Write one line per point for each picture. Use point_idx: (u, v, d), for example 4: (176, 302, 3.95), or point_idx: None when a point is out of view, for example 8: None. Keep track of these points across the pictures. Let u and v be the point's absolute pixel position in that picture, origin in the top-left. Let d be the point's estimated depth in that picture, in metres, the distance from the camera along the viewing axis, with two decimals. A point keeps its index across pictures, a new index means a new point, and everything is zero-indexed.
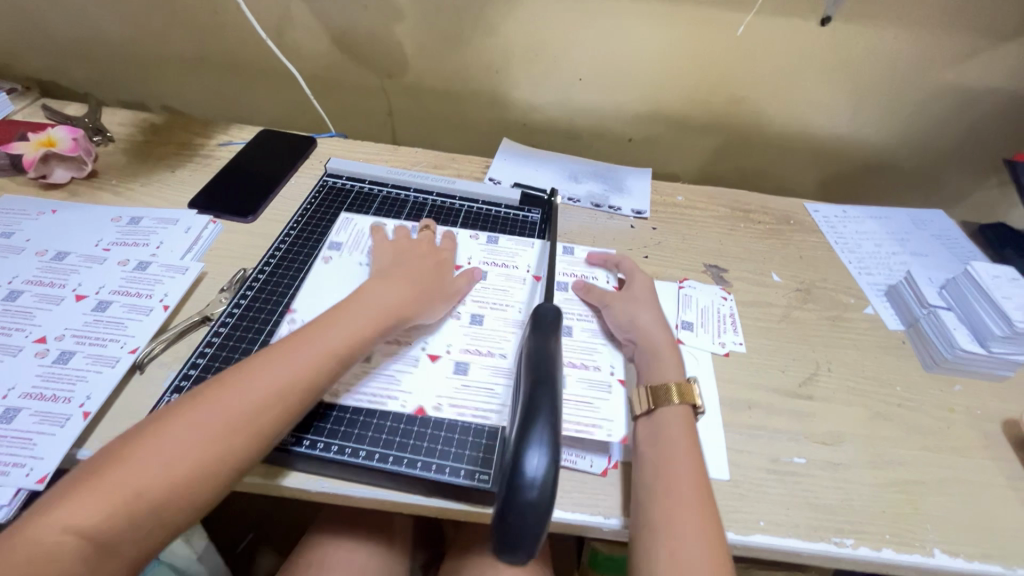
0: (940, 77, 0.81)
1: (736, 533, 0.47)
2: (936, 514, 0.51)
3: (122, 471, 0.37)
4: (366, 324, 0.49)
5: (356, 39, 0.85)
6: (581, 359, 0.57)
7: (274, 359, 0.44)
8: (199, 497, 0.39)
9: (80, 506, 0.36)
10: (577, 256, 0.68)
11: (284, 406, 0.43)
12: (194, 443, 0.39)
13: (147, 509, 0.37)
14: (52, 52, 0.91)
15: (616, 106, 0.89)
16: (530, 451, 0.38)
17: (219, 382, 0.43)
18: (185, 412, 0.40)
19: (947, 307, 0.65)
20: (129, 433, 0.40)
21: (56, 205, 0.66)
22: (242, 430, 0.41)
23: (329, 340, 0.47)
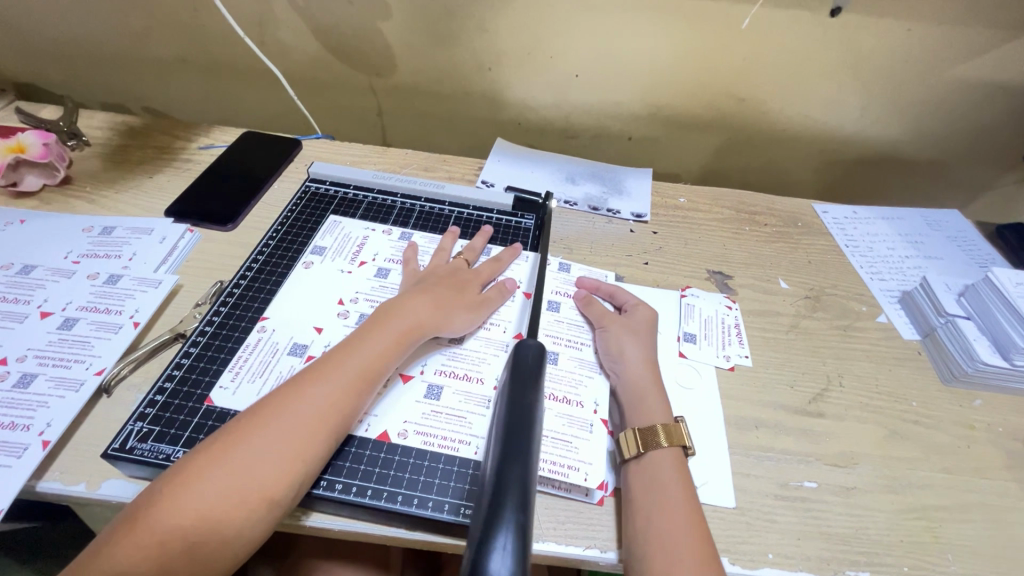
0: (957, 71, 0.77)
1: (743, 568, 0.44)
2: (958, 542, 0.47)
3: (156, 526, 0.36)
4: (389, 349, 0.48)
5: (341, 36, 0.81)
6: (565, 393, 0.52)
7: (299, 396, 0.42)
8: (239, 544, 0.37)
9: (117, 561, 0.35)
10: (571, 274, 0.64)
11: (319, 442, 0.41)
12: (228, 489, 0.37)
13: (186, 560, 0.36)
14: (28, 53, 0.88)
15: (614, 104, 0.85)
16: (494, 543, 0.30)
17: (245, 420, 0.41)
18: (211, 456, 0.39)
19: (966, 316, 0.61)
20: (159, 480, 0.38)
21: (24, 215, 0.63)
22: (278, 473, 0.39)
23: (355, 368, 0.45)
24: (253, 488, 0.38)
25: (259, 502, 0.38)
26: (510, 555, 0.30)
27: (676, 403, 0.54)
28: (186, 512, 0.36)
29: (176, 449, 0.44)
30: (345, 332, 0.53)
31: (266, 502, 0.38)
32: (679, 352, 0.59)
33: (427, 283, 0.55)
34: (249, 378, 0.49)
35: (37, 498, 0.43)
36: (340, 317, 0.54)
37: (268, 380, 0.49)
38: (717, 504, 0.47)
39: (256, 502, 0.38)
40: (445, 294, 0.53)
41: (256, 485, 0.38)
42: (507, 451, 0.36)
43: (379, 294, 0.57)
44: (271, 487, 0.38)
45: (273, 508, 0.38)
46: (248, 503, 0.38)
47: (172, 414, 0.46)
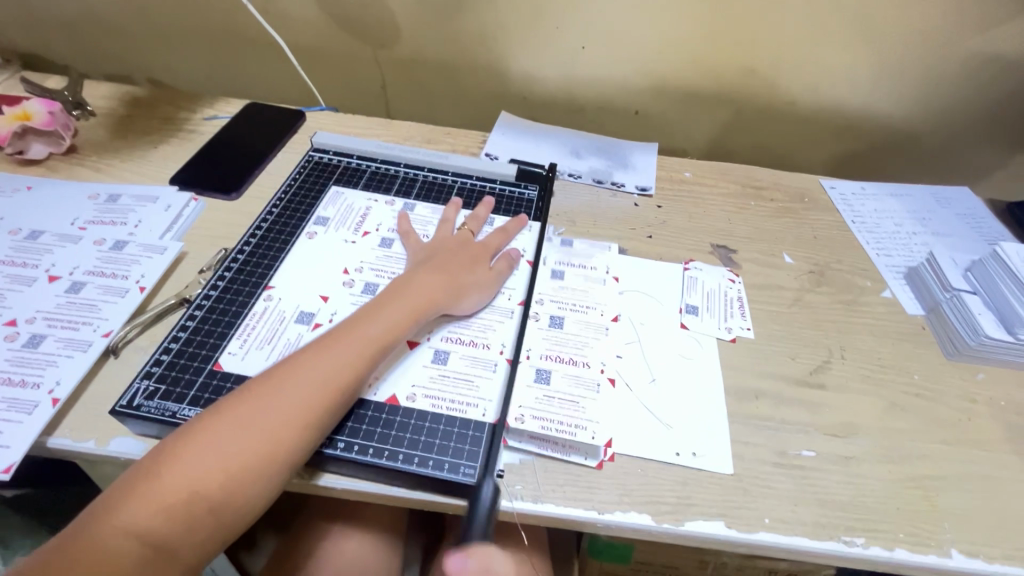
0: (969, 44, 0.75)
1: (739, 531, 0.44)
2: (955, 512, 0.47)
3: (176, 475, 0.37)
4: (401, 318, 0.48)
5: (344, 6, 0.80)
6: (569, 354, 0.53)
7: (312, 359, 0.43)
8: (258, 498, 0.39)
9: (142, 511, 0.36)
10: (574, 250, 0.64)
11: (332, 403, 0.42)
12: (248, 443, 0.39)
13: (209, 513, 0.37)
14: (32, 23, 0.88)
15: (620, 78, 0.84)
16: None
17: (259, 381, 0.42)
18: (227, 414, 0.39)
19: (972, 291, 0.60)
20: (178, 433, 0.39)
21: (32, 182, 0.63)
22: (294, 427, 0.40)
23: (367, 335, 0.46)
24: (269, 444, 0.39)
25: (275, 457, 0.39)
26: None
27: (676, 370, 0.54)
28: (205, 466, 0.37)
29: (182, 407, 0.45)
30: (350, 301, 0.53)
31: (282, 456, 0.39)
32: (680, 323, 0.59)
33: (438, 258, 0.55)
34: (257, 346, 0.49)
35: (47, 454, 0.44)
36: (346, 286, 0.55)
37: (276, 347, 0.49)
38: (715, 470, 0.48)
39: (273, 456, 0.39)
40: (455, 270, 0.54)
41: (272, 439, 0.39)
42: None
43: (384, 264, 0.57)
44: (286, 441, 0.40)
45: (288, 464, 0.39)
46: (265, 458, 0.39)
47: (178, 374, 0.47)
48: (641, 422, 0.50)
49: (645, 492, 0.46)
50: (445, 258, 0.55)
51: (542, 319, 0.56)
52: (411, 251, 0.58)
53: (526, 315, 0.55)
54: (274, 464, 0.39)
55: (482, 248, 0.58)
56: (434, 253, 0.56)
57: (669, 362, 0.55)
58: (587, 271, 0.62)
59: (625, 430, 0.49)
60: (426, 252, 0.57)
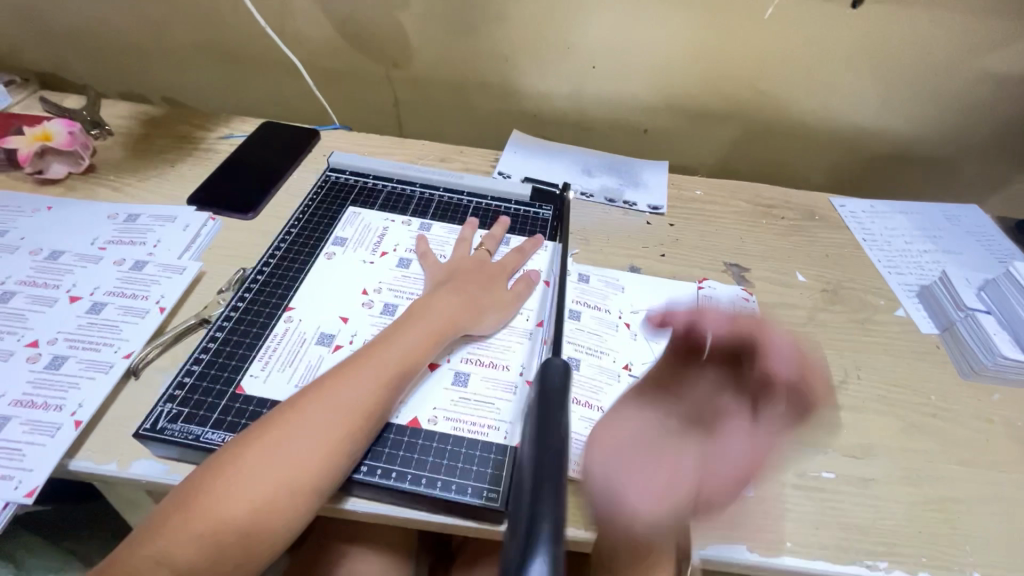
0: (976, 64, 0.76)
1: (761, 555, 0.44)
2: (976, 535, 0.47)
3: (207, 503, 0.37)
4: (423, 341, 0.48)
5: (359, 27, 0.82)
6: (584, 396, 0.54)
7: (338, 384, 0.43)
8: (286, 526, 0.38)
9: (173, 539, 0.36)
10: (592, 286, 0.64)
11: (355, 428, 0.42)
12: (277, 470, 0.39)
13: (238, 542, 0.37)
14: (51, 44, 0.89)
15: (630, 97, 0.85)
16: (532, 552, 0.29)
17: (285, 408, 0.42)
18: (255, 441, 0.40)
19: (986, 310, 0.61)
20: (209, 461, 0.40)
21: (51, 202, 0.64)
22: (321, 454, 0.40)
23: (389, 359, 0.46)
24: (296, 470, 0.39)
25: (301, 485, 0.39)
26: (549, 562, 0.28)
27: (693, 391, 0.55)
28: (233, 494, 0.37)
29: (205, 430, 0.45)
30: (370, 322, 0.53)
31: (311, 483, 0.39)
32: (695, 343, 0.59)
33: (458, 279, 0.55)
34: (279, 368, 0.49)
35: (69, 476, 0.44)
36: (365, 307, 0.55)
37: (297, 369, 0.49)
38: (735, 492, 0.48)
39: (301, 483, 0.39)
40: (475, 292, 0.54)
41: (300, 465, 0.39)
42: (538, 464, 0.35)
43: (402, 284, 0.58)
44: (311, 468, 0.39)
45: (314, 492, 0.39)
46: (291, 485, 0.39)
47: (200, 396, 0.47)
48: None
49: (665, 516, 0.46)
50: (465, 280, 0.55)
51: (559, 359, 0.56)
52: (429, 272, 0.58)
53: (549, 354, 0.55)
54: (300, 492, 0.39)
55: (501, 269, 0.58)
56: (454, 274, 0.56)
57: (685, 383, 0.55)
58: (601, 310, 0.61)
59: None
60: (445, 273, 0.57)
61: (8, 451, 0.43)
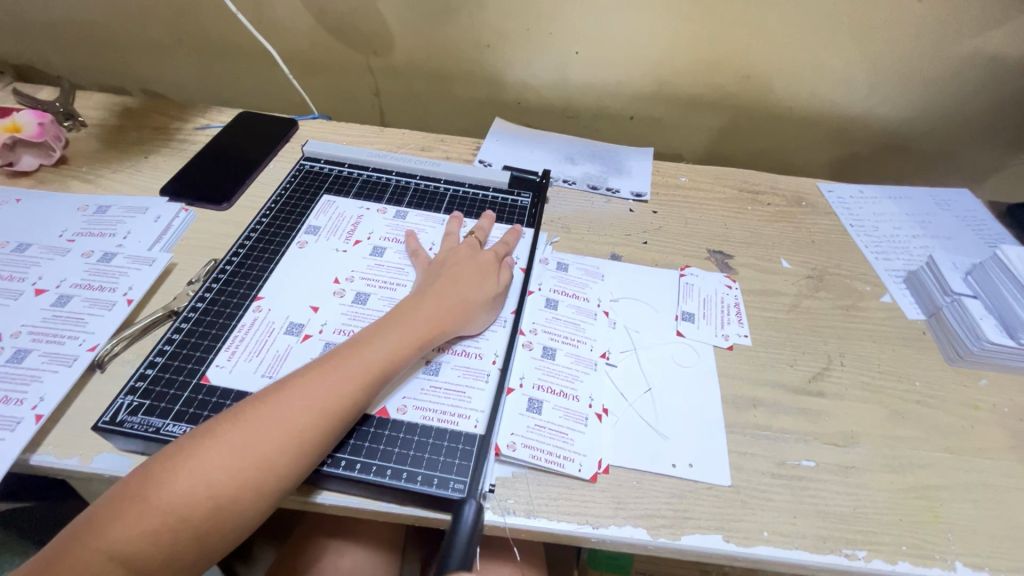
0: (964, 46, 0.75)
1: (736, 545, 0.43)
2: (959, 523, 0.46)
3: (164, 495, 0.36)
4: (406, 340, 0.47)
5: (335, 14, 0.80)
6: (560, 385, 0.51)
7: (313, 381, 0.42)
8: (243, 525, 0.38)
9: (121, 534, 0.35)
10: (571, 274, 0.61)
11: (331, 431, 0.41)
12: (239, 467, 0.38)
13: (191, 538, 0.36)
14: (27, 36, 0.88)
15: (614, 83, 0.84)
16: None
17: (255, 403, 0.40)
18: (221, 434, 0.39)
19: (973, 295, 0.59)
20: (168, 451, 0.38)
21: (21, 194, 0.63)
22: (288, 453, 0.39)
23: (369, 359, 0.45)
24: (262, 468, 0.38)
25: (263, 488, 0.38)
26: None
27: (670, 380, 0.53)
28: (194, 491, 0.36)
29: (166, 422, 0.44)
30: (341, 312, 0.52)
31: (277, 482, 0.39)
32: (676, 331, 0.58)
33: (447, 275, 0.54)
34: (245, 358, 0.48)
35: (29, 471, 0.43)
36: (336, 296, 0.54)
37: (265, 359, 0.48)
38: (711, 482, 0.46)
39: (265, 481, 0.38)
40: (463, 286, 0.53)
41: (265, 463, 0.38)
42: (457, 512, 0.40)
43: (376, 273, 0.57)
44: (276, 469, 0.38)
45: (274, 492, 0.38)
46: (256, 486, 0.38)
47: (163, 388, 0.46)
48: (639, 432, 0.49)
49: (640, 508, 0.44)
50: (455, 275, 0.54)
51: (535, 347, 0.53)
52: (417, 269, 0.56)
53: (517, 341, 0.53)
54: (262, 491, 0.38)
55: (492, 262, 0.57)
56: (443, 268, 0.55)
57: (662, 371, 0.54)
58: (579, 299, 0.59)
59: (621, 446, 0.48)
60: (434, 268, 0.55)
61: None
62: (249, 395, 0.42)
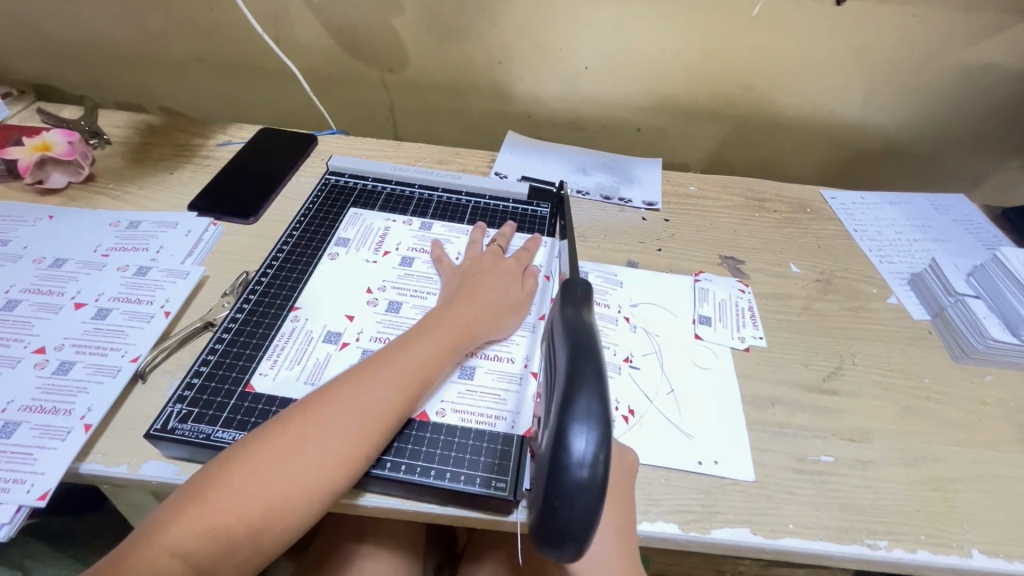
0: (957, 58, 0.79)
1: (764, 537, 0.45)
2: (973, 512, 0.48)
3: (223, 497, 0.38)
4: (441, 347, 0.48)
5: (354, 33, 0.83)
6: None
7: (359, 386, 0.44)
8: (295, 527, 0.39)
9: (182, 534, 0.36)
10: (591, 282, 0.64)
11: (378, 436, 0.42)
12: (294, 471, 0.39)
13: (247, 539, 0.38)
14: (48, 56, 0.90)
15: (623, 96, 0.87)
16: (573, 428, 0.33)
17: (306, 408, 0.42)
18: (275, 439, 0.40)
19: (975, 295, 0.62)
20: (225, 455, 0.40)
21: (53, 211, 0.65)
22: (339, 458, 0.40)
23: (408, 365, 0.46)
24: (315, 471, 0.40)
25: (316, 490, 0.39)
26: (592, 440, 0.33)
27: (693, 382, 0.55)
28: (251, 493, 0.38)
29: (214, 429, 0.45)
30: (376, 320, 0.54)
31: (329, 487, 0.40)
32: (694, 334, 0.60)
33: (476, 282, 0.56)
34: (287, 366, 0.50)
35: (79, 480, 0.45)
36: (370, 304, 0.56)
37: (306, 367, 0.50)
38: (737, 478, 0.48)
39: (318, 485, 0.40)
40: (493, 294, 0.55)
41: (319, 467, 0.40)
42: (564, 472, 0.32)
43: (406, 282, 0.59)
44: (328, 472, 0.40)
45: (328, 494, 0.40)
46: (308, 489, 0.39)
47: (208, 397, 0.47)
48: (665, 431, 0.51)
49: (671, 504, 0.46)
50: (483, 282, 0.56)
51: None
52: (445, 277, 0.58)
53: None
54: (314, 494, 0.39)
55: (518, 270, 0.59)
56: (471, 276, 0.57)
57: (684, 374, 0.56)
58: (601, 305, 0.61)
59: (649, 444, 0.50)
60: (462, 276, 0.57)
61: (20, 454, 0.43)
62: (298, 401, 0.44)
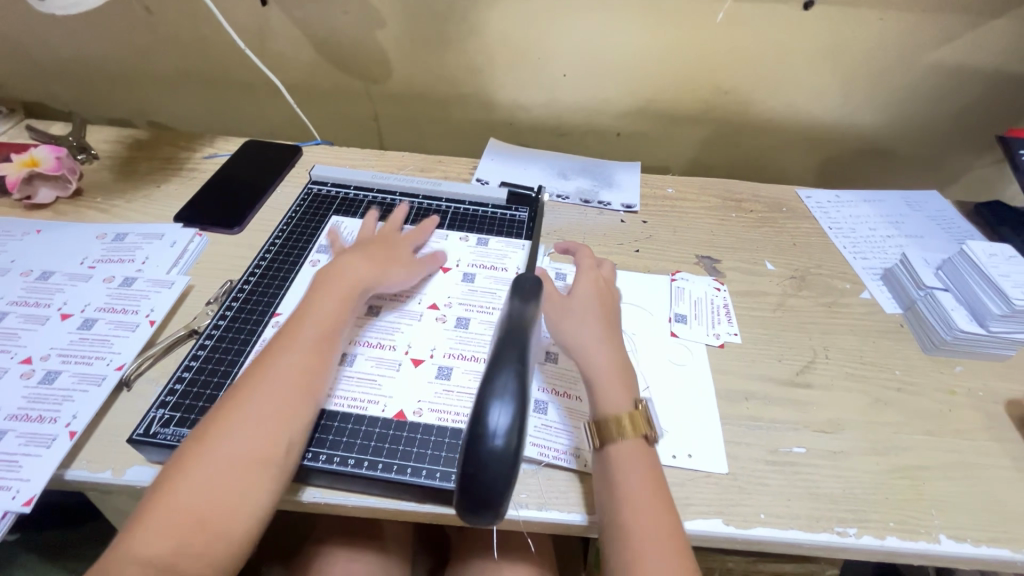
0: (924, 59, 0.81)
1: (736, 527, 0.46)
2: (942, 499, 0.49)
3: (177, 493, 0.39)
4: (338, 308, 0.51)
5: (337, 45, 0.85)
6: (562, 386, 0.54)
7: (270, 362, 0.46)
8: (254, 512, 0.40)
9: (145, 534, 0.37)
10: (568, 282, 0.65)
11: (302, 399, 0.45)
12: (234, 455, 0.41)
13: (208, 530, 0.38)
14: (37, 75, 0.92)
15: (602, 102, 0.89)
16: (491, 403, 0.36)
17: (232, 396, 0.44)
18: (213, 429, 0.42)
19: (943, 288, 0.64)
20: (177, 456, 0.41)
21: (41, 225, 0.66)
22: (269, 430, 0.42)
23: (311, 332, 0.49)
24: (250, 448, 0.41)
25: (262, 467, 0.41)
26: (507, 412, 0.36)
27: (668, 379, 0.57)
28: (202, 485, 0.39)
29: None
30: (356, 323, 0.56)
31: (269, 461, 0.42)
32: (670, 332, 0.61)
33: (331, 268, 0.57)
34: None
35: (64, 486, 0.46)
36: None
37: None
38: (710, 470, 0.50)
39: (257, 462, 0.41)
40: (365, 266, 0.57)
41: (254, 445, 0.41)
42: (482, 442, 0.36)
43: None
44: (266, 449, 0.42)
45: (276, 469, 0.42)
46: (251, 467, 0.41)
47: (192, 402, 0.48)
48: None
49: None
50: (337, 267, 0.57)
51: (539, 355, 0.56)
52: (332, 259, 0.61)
53: None
54: (260, 473, 0.41)
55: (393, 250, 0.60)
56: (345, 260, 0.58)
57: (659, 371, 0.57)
58: None
59: None
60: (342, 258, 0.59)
61: (5, 462, 0.44)
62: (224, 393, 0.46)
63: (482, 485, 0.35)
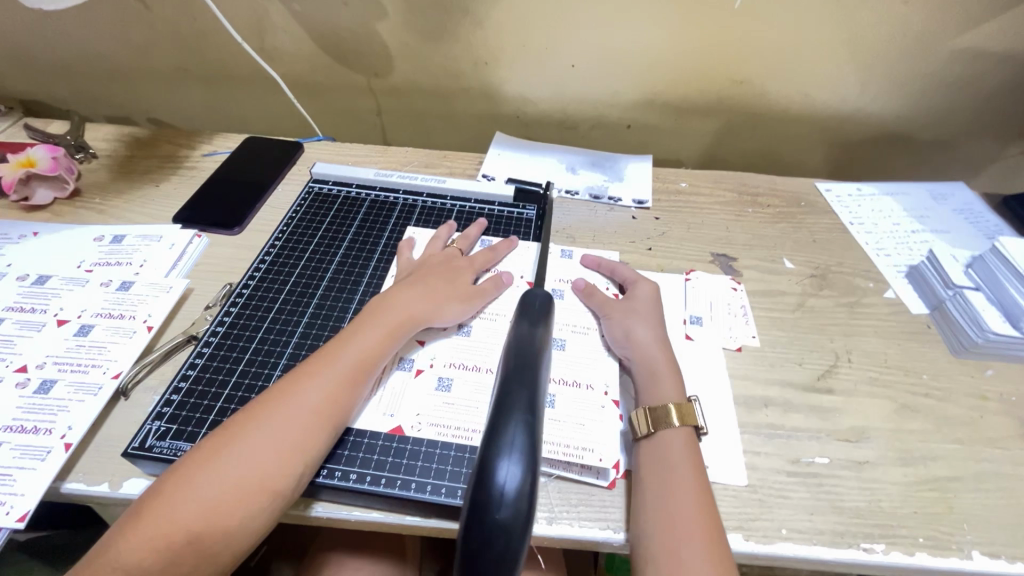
0: (952, 44, 0.77)
1: (756, 543, 0.44)
2: (973, 513, 0.47)
3: (163, 507, 0.37)
4: (378, 339, 0.49)
5: (337, 38, 0.82)
6: (572, 375, 0.53)
7: (297, 383, 0.44)
8: (241, 537, 0.38)
9: (125, 547, 0.36)
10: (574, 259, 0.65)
11: (317, 431, 0.42)
12: (233, 475, 0.39)
13: (190, 552, 0.36)
14: (35, 71, 0.90)
15: (611, 94, 0.85)
16: (499, 461, 0.36)
17: (245, 413, 0.43)
18: (215, 444, 0.40)
19: (974, 287, 0.61)
20: (173, 467, 0.40)
21: (38, 227, 0.65)
22: (277, 456, 0.40)
23: (348, 358, 0.47)
24: (253, 473, 0.39)
25: (257, 493, 0.39)
26: (516, 470, 0.35)
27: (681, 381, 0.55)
28: (191, 501, 0.38)
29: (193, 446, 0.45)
30: None
31: (268, 489, 0.39)
32: (685, 334, 0.59)
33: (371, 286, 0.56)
34: (267, 379, 0.50)
35: (60, 499, 0.44)
36: (350, 315, 0.55)
37: None
38: (728, 481, 0.47)
39: (256, 488, 0.39)
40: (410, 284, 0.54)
41: (258, 469, 0.39)
42: (488, 502, 0.34)
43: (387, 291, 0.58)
44: (268, 476, 0.39)
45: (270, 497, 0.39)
46: (248, 492, 0.39)
47: (188, 413, 0.47)
48: None
49: None
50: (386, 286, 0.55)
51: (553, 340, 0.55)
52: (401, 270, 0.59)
53: None
54: (254, 499, 0.39)
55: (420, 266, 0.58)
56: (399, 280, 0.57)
57: None
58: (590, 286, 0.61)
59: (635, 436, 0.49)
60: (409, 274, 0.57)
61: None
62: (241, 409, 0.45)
63: (489, 556, 0.32)
